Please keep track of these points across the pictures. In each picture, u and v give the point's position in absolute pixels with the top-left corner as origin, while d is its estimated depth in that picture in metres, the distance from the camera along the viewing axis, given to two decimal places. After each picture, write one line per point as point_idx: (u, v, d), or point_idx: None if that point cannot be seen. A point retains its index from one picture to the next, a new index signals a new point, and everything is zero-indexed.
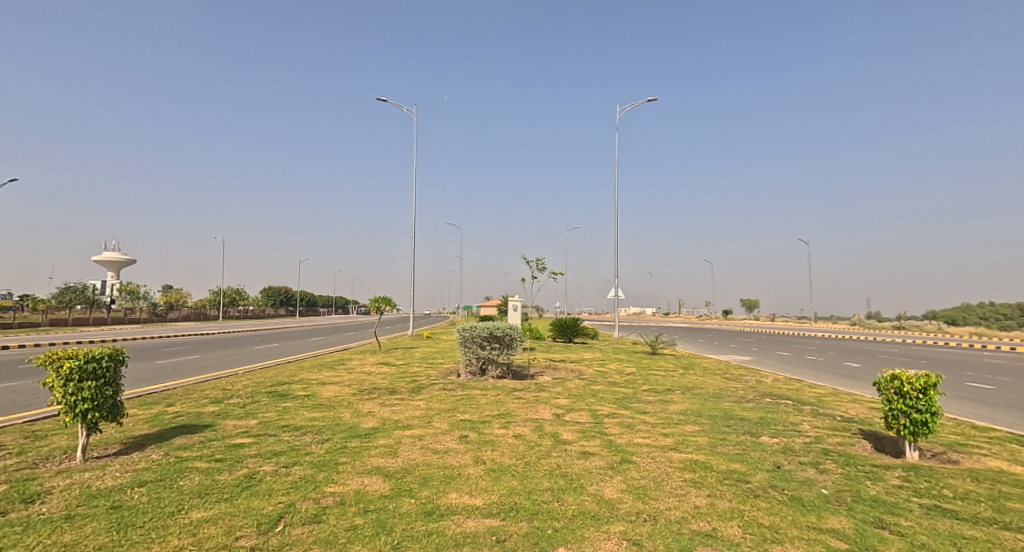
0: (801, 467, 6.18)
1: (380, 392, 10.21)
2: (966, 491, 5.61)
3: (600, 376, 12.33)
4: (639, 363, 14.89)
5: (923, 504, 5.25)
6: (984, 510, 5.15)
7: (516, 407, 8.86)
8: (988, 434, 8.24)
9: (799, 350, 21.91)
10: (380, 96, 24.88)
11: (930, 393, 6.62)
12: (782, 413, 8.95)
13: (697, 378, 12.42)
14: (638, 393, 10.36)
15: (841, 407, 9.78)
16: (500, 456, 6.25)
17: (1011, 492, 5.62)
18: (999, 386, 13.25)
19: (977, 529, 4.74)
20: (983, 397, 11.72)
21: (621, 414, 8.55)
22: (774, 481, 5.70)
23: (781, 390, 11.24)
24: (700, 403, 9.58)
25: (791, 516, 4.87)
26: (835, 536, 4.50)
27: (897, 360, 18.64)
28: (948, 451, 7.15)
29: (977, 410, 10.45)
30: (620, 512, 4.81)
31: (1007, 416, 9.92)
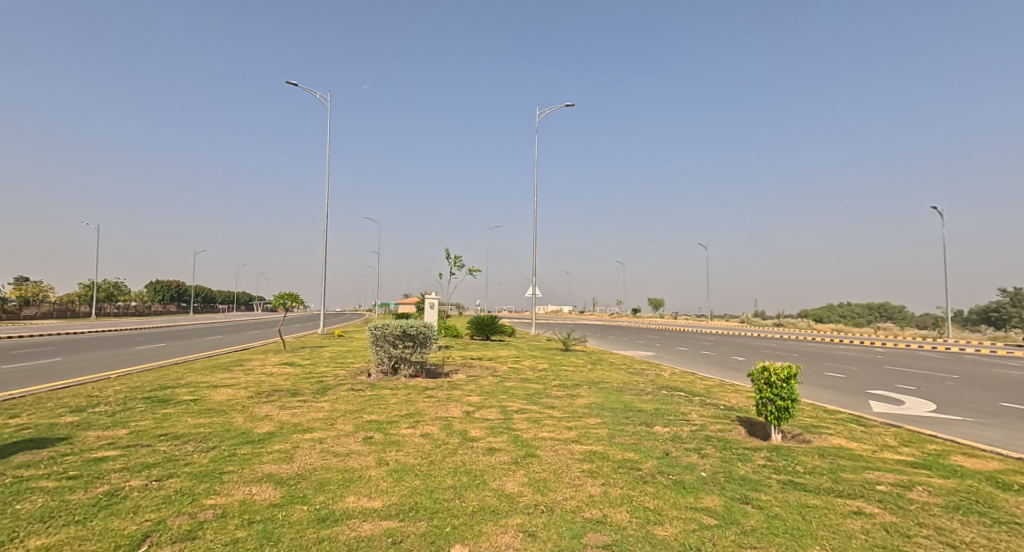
0: (686, 453, 6.65)
1: (280, 394, 9.70)
2: (813, 466, 6.32)
3: (513, 373, 12.48)
4: (551, 359, 15.20)
5: (780, 480, 5.84)
6: (825, 481, 5.82)
7: (426, 406, 8.76)
8: (837, 416, 9.31)
9: (697, 346, 23.26)
10: (291, 80, 22.55)
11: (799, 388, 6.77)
12: (676, 404, 9.57)
13: (604, 373, 12.96)
14: (548, 389, 10.63)
15: (726, 396, 10.63)
16: (404, 456, 6.16)
17: (849, 466, 6.40)
18: (850, 375, 15.08)
19: (819, 498, 5.36)
20: (838, 385, 13.29)
21: (530, 410, 8.73)
22: (661, 467, 6.09)
23: (676, 382, 12.01)
24: (605, 397, 10.00)
25: (672, 498, 5.23)
26: (708, 514, 4.86)
27: (777, 354, 20.51)
28: (803, 432, 8.03)
29: (831, 395, 11.86)
30: (520, 505, 4.93)
31: (853, 400, 11.29)
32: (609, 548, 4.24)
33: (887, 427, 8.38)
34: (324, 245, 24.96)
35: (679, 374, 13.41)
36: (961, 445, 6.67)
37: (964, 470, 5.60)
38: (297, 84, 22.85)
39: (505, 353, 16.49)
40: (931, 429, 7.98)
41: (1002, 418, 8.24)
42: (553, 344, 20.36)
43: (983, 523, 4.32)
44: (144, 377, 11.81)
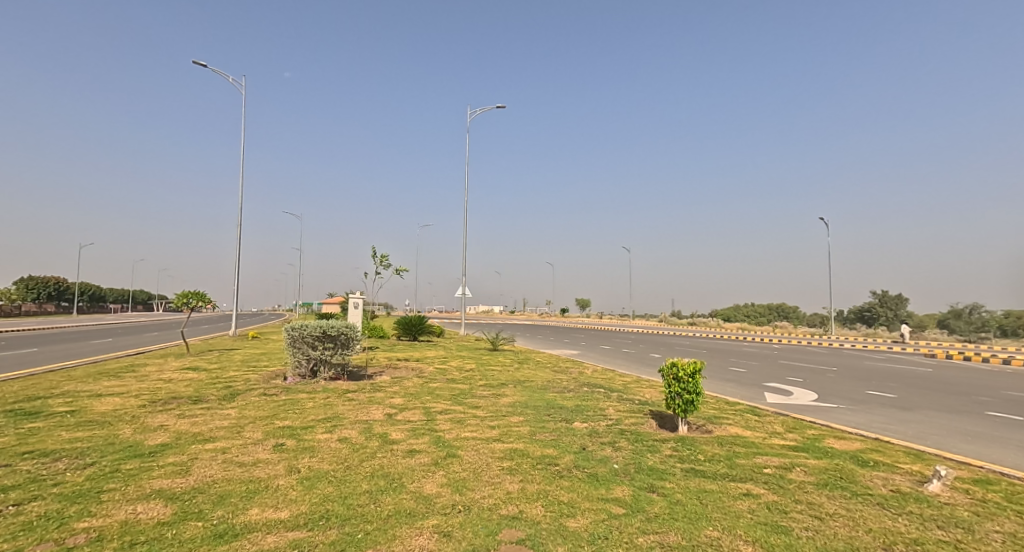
0: (601, 447, 6.91)
1: (180, 401, 9.09)
2: (713, 453, 6.78)
3: (438, 374, 12.37)
4: (479, 359, 15.19)
5: (683, 468, 6.21)
6: (722, 467, 6.26)
7: (345, 409, 8.53)
8: (736, 408, 10.02)
9: (620, 344, 24.18)
10: (199, 61, 20.13)
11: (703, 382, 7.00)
12: (596, 400, 9.89)
13: (530, 372, 13.15)
14: (473, 388, 10.64)
15: (642, 391, 11.11)
16: (318, 462, 5.99)
17: (743, 452, 6.89)
18: (752, 370, 16.26)
19: (716, 483, 5.72)
20: (740, 378, 14.29)
21: (454, 410, 8.71)
22: (577, 462, 6.27)
23: (598, 379, 12.40)
24: (529, 395, 10.17)
25: (586, 491, 5.28)
26: (617, 504, 4.91)
27: (689, 351, 21.75)
28: (707, 422, 8.60)
29: (732, 388, 12.72)
30: (437, 506, 4.89)
31: (751, 392, 12.19)
32: (523, 543, 4.20)
33: (777, 416, 9.14)
34: (237, 241, 23.58)
35: (600, 371, 13.85)
36: (834, 429, 7.41)
37: (833, 451, 6.22)
38: (201, 65, 20.24)
39: (431, 354, 16.31)
40: (811, 416, 8.82)
41: (870, 404, 9.20)
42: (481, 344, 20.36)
43: (845, 496, 4.65)
44: (16, 387, 10.68)
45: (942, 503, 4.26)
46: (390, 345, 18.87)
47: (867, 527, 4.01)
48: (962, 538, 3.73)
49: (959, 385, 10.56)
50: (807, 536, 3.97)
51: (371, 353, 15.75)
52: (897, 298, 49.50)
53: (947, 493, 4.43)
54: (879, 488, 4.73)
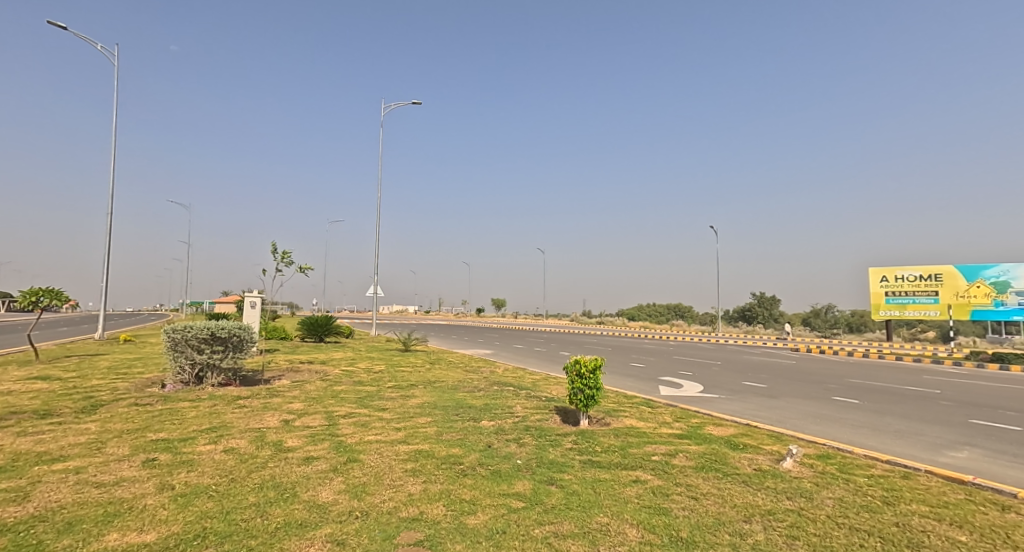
0: (506, 443, 7.01)
1: (25, 417, 8.17)
2: (608, 444, 6.94)
3: (345, 376, 12.07)
4: (389, 361, 14.95)
5: (581, 461, 6.24)
6: (616, 457, 6.27)
7: (234, 418, 8.12)
8: (633, 400, 10.66)
9: (533, 343, 24.79)
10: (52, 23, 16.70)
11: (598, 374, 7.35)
12: (505, 398, 10.12)
13: (441, 372, 13.16)
14: (381, 390, 10.49)
15: (550, 389, 11.49)
16: (197, 477, 5.68)
17: (635, 442, 6.94)
18: (651, 364, 17.35)
19: (609, 473, 5.71)
20: (640, 373, 15.21)
21: (358, 413, 8.58)
22: (482, 460, 6.29)
23: (508, 378, 12.65)
24: (438, 395, 10.20)
25: (488, 487, 5.32)
26: (517, 498, 4.94)
27: (596, 348, 22.76)
28: (606, 416, 9.10)
29: (631, 382, 13.50)
30: (331, 514, 4.77)
31: (647, 386, 12.99)
32: (422, 543, 4.18)
33: (667, 407, 9.86)
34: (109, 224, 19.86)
35: (512, 370, 14.12)
36: (714, 418, 8.14)
37: (710, 437, 6.82)
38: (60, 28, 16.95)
39: (337, 355, 15.83)
40: (696, 406, 9.63)
41: (744, 393, 10.18)
42: (392, 344, 20.02)
43: (716, 476, 5.15)
44: None
45: (792, 477, 4.88)
46: (292, 346, 18.06)
47: (731, 502, 4.47)
48: (803, 505, 4.31)
49: (815, 375, 12.06)
50: (683, 515, 4.26)
51: (271, 355, 15.01)
52: (772, 299, 54.44)
53: (797, 468, 5.10)
54: (746, 468, 5.31)
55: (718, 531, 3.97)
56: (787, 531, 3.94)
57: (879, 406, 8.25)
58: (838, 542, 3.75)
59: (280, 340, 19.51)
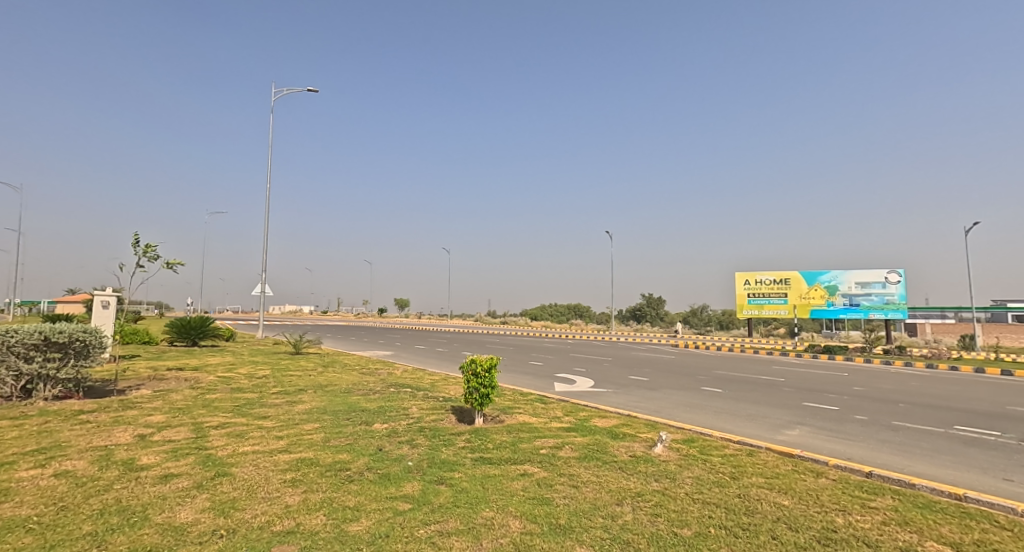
0: (398, 445, 6.73)
1: None
2: (500, 441, 6.73)
3: (221, 383, 11.28)
4: (275, 364, 14.19)
5: (473, 457, 6.07)
6: (507, 452, 6.17)
7: (74, 435, 7.25)
8: (529, 397, 10.98)
9: (435, 343, 24.75)
10: None
11: (492, 373, 7.26)
12: (400, 400, 10.02)
13: (334, 375, 12.75)
14: (264, 397, 9.98)
15: (448, 388, 11.55)
16: (15, 508, 4.91)
17: (526, 436, 6.99)
18: (550, 362, 17.97)
19: (499, 467, 5.63)
20: (538, 370, 15.68)
21: (233, 423, 8.08)
22: (370, 463, 6.01)
23: (406, 379, 12.52)
24: (329, 400, 9.88)
25: (375, 491, 5.15)
26: (404, 500, 4.89)
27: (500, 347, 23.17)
28: (501, 413, 9.11)
29: (528, 379, 13.90)
30: (190, 536, 4.42)
31: (544, 383, 13.44)
32: None
33: (560, 402, 10.29)
34: None
35: (410, 371, 14.01)
36: (600, 410, 8.63)
37: (596, 428, 7.23)
38: None
39: (215, 360, 14.73)
40: (587, 400, 10.15)
41: (629, 387, 10.86)
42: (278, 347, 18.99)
43: (597, 464, 5.50)
44: None
45: (660, 460, 5.36)
46: (159, 352, 16.50)
47: (607, 488, 4.81)
48: (667, 485, 4.75)
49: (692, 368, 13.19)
50: (563, 503, 4.51)
51: (131, 363, 13.60)
52: (660, 299, 58.06)
53: (666, 452, 5.59)
54: (622, 455, 5.74)
55: (592, 516, 4.26)
56: (652, 509, 4.32)
57: (739, 394, 9.20)
58: (692, 514, 4.20)
59: (146, 345, 17.75)
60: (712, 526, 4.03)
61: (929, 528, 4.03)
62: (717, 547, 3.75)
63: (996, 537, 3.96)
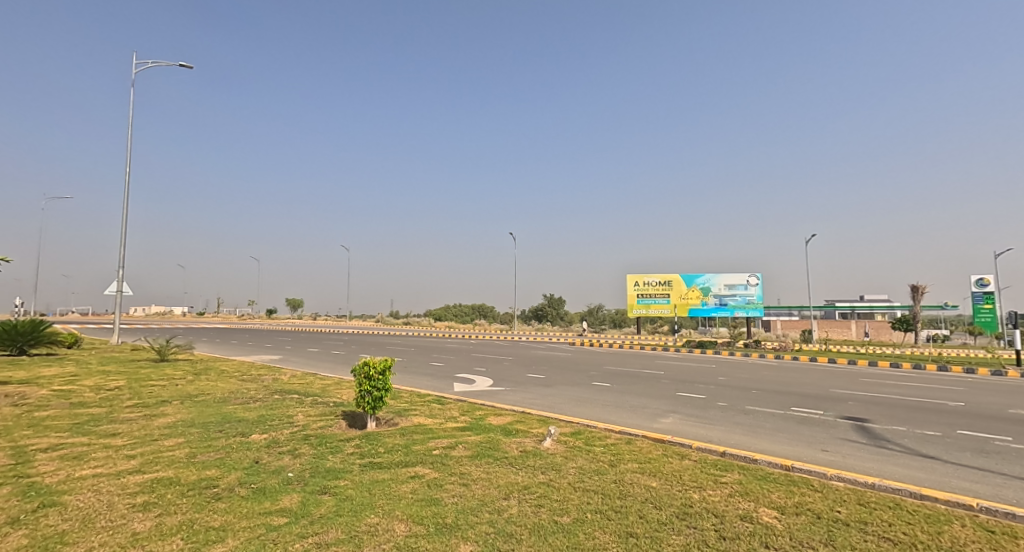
0: (278, 456, 5.84)
1: None
2: (391, 443, 6.30)
3: (58, 399, 9.99)
4: (131, 375, 12.83)
5: (361, 463, 5.56)
6: (398, 456, 5.83)
7: None
8: (427, 399, 10.85)
9: (326, 346, 23.86)
10: None
11: (387, 375, 7.10)
12: (285, 407, 9.47)
13: (207, 384, 11.84)
14: (116, 412, 8.96)
15: (340, 392, 11.15)
16: None
17: (421, 437, 6.74)
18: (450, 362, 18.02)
19: (388, 472, 5.32)
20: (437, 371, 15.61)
21: (69, 443, 6.58)
22: (243, 478, 5.20)
23: (293, 385, 11.92)
24: (199, 411, 9.08)
25: (245, 508, 4.53)
26: (281, 514, 4.41)
27: (398, 349, 22.89)
28: (396, 415, 8.03)
29: (424, 380, 13.80)
30: None
31: (444, 383, 13.41)
32: None
33: (457, 403, 10.31)
34: None
35: (298, 376, 13.41)
36: (495, 408, 8.83)
37: (490, 426, 7.41)
38: None
39: (51, 373, 12.94)
40: (484, 400, 10.29)
41: (527, 385, 11.16)
42: (138, 355, 17.17)
43: (489, 462, 5.65)
44: None
45: (548, 453, 5.64)
46: None
47: (497, 483, 4.97)
48: (552, 476, 5.02)
49: (585, 365, 13.86)
50: (451, 502, 4.60)
51: None
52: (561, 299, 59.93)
53: (554, 446, 5.90)
54: (514, 450, 5.95)
55: (478, 512, 4.39)
56: (537, 500, 4.55)
57: (626, 388, 9.79)
58: (572, 502, 4.48)
59: None
60: (589, 511, 4.34)
61: (762, 496, 4.63)
62: (591, 530, 4.04)
63: (810, 498, 4.62)
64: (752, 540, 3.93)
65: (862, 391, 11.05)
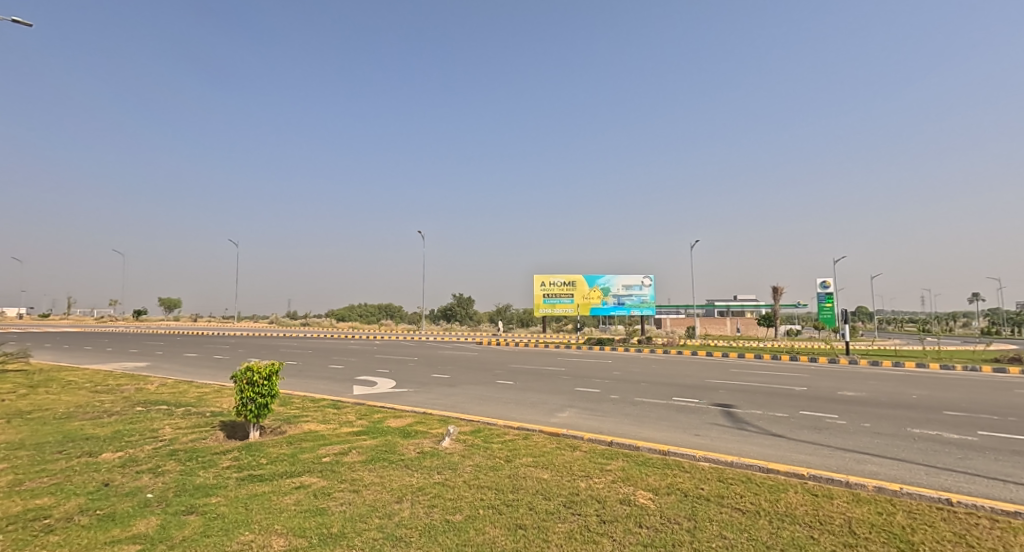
0: (134, 477, 5.14)
1: None
2: (276, 453, 5.86)
3: None
4: None
5: (238, 477, 5.13)
6: (283, 467, 5.45)
7: None
8: (320, 404, 10.29)
9: (208, 350, 22.05)
10: None
11: (274, 379, 6.68)
12: (149, 415, 8.32)
13: (49, 399, 10.40)
14: None
15: (219, 398, 10.25)
16: None
17: (310, 445, 6.35)
18: (349, 365, 17.31)
19: (270, 484, 4.96)
20: (334, 375, 14.90)
21: None
22: (86, 504, 4.52)
23: (162, 395, 10.81)
24: (36, 429, 7.87)
25: (88, 539, 3.95)
26: (133, 541, 3.90)
27: (291, 351, 21.70)
28: (283, 424, 7.41)
29: (321, 384, 13.11)
30: None
31: (341, 387, 12.84)
32: None
33: (353, 407, 9.87)
34: None
35: (168, 385, 12.20)
36: (395, 410, 8.59)
37: (387, 429, 7.17)
38: None
39: None
40: (383, 402, 9.94)
41: (431, 386, 10.97)
42: None
43: (381, 466, 5.45)
44: None
45: (445, 453, 5.55)
46: None
47: (390, 487, 4.81)
48: (448, 476, 4.95)
49: (489, 364, 13.88)
50: (339, 511, 4.37)
51: None
52: (470, 299, 59.81)
53: (453, 445, 5.82)
54: (410, 452, 5.79)
55: (365, 518, 4.21)
56: (430, 501, 4.45)
57: (530, 385, 9.91)
58: (465, 500, 4.44)
59: None
60: (481, 507, 4.31)
61: (641, 480, 4.85)
62: (482, 526, 4.02)
63: (680, 478, 4.90)
64: (628, 520, 4.09)
65: (736, 380, 12.04)
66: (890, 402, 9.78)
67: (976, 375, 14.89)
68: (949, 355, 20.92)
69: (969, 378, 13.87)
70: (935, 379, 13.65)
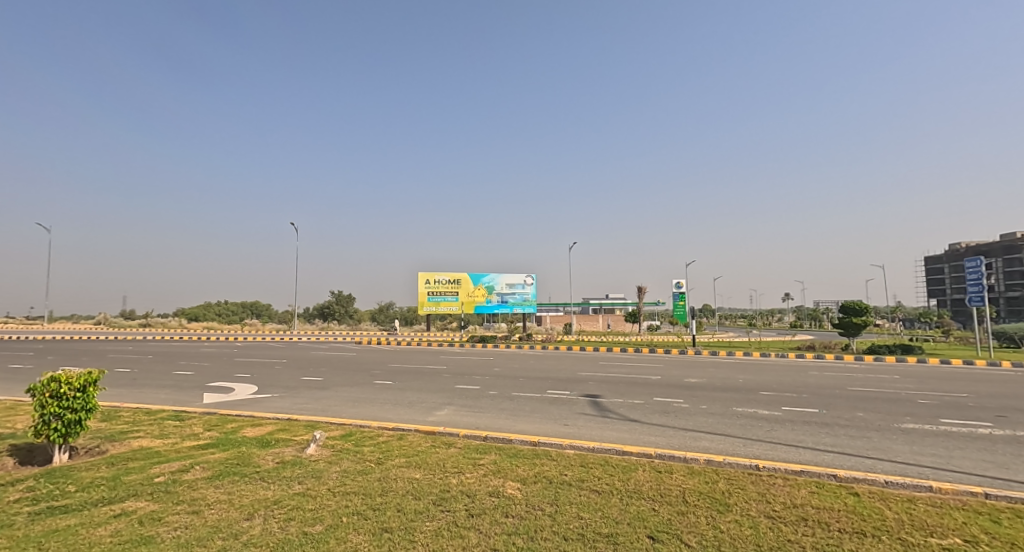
0: None
1: None
2: (92, 479, 4.95)
3: None
4: None
5: (29, 512, 4.24)
6: (101, 493, 4.63)
7: None
8: (158, 416, 9.03)
9: (16, 359, 18.71)
10: None
11: (90, 391, 5.72)
12: None
13: None
14: None
15: (15, 416, 8.56)
16: None
17: (142, 465, 5.48)
18: (200, 371, 15.59)
19: (79, 515, 4.17)
20: (179, 382, 13.29)
21: None
22: None
23: None
24: None
25: None
26: None
27: (125, 358, 19.12)
28: (105, 442, 6.33)
29: (162, 394, 11.58)
30: None
31: (187, 396, 11.46)
32: None
33: (201, 417, 8.79)
34: None
35: None
36: (253, 418, 7.77)
37: (243, 440, 6.43)
38: None
39: None
40: (236, 411, 8.97)
41: (297, 389, 10.15)
42: None
43: (229, 481, 4.82)
44: None
45: (309, 461, 5.05)
46: None
47: (239, 504, 4.24)
48: (310, 485, 4.49)
49: (360, 364, 13.21)
50: (171, 538, 3.76)
51: None
52: (349, 299, 57.38)
53: (319, 451, 5.33)
54: (268, 464, 5.19)
55: (206, 541, 3.67)
56: (287, 514, 3.99)
57: (403, 384, 9.51)
58: (328, 508, 4.03)
59: None
60: (345, 514, 3.94)
61: (511, 471, 4.74)
62: (344, 534, 3.65)
63: (547, 467, 4.88)
64: (495, 512, 3.94)
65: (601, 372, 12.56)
66: (725, 385, 10.75)
67: (791, 360, 17.10)
68: (771, 344, 23.98)
69: (787, 363, 15.81)
70: (763, 365, 15.37)
